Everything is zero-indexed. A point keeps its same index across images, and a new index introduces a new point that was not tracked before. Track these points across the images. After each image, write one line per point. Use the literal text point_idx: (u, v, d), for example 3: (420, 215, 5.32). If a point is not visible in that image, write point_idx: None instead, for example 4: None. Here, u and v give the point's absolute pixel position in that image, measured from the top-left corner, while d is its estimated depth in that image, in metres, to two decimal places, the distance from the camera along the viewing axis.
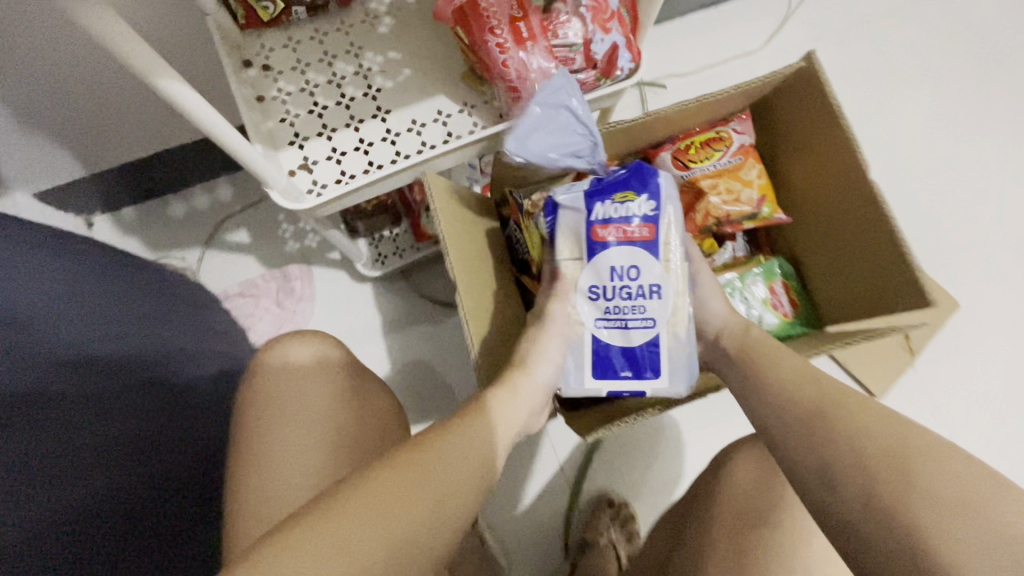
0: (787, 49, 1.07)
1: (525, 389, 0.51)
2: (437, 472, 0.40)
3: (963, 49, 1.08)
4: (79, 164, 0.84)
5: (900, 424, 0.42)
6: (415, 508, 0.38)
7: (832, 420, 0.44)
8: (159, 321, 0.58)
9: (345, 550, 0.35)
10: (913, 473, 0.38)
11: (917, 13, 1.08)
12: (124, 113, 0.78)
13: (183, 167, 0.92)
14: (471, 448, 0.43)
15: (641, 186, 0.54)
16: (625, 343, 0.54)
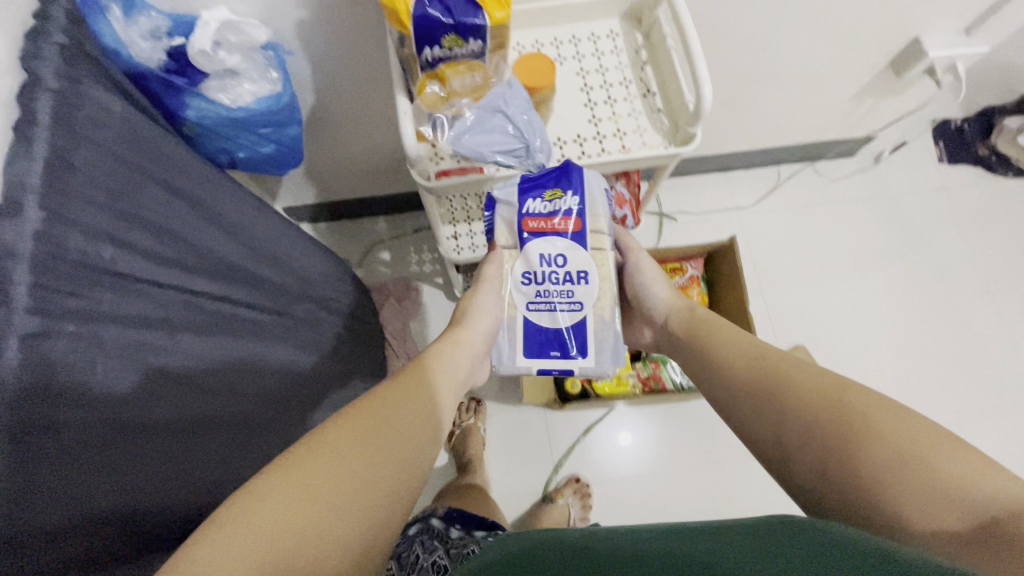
0: (767, 211, 1.56)
1: (463, 342, 0.77)
2: (340, 465, 0.53)
3: (890, 234, 1.55)
4: (311, 197, 1.38)
5: (820, 392, 0.61)
6: (316, 495, 0.50)
7: (779, 404, 0.63)
8: (229, 272, 0.78)
9: (279, 523, 0.46)
10: (842, 443, 0.55)
11: (862, 206, 1.57)
12: (352, 182, 1.32)
13: (364, 209, 1.47)
14: (417, 396, 0.66)
15: (567, 186, 0.77)
16: (554, 322, 0.77)
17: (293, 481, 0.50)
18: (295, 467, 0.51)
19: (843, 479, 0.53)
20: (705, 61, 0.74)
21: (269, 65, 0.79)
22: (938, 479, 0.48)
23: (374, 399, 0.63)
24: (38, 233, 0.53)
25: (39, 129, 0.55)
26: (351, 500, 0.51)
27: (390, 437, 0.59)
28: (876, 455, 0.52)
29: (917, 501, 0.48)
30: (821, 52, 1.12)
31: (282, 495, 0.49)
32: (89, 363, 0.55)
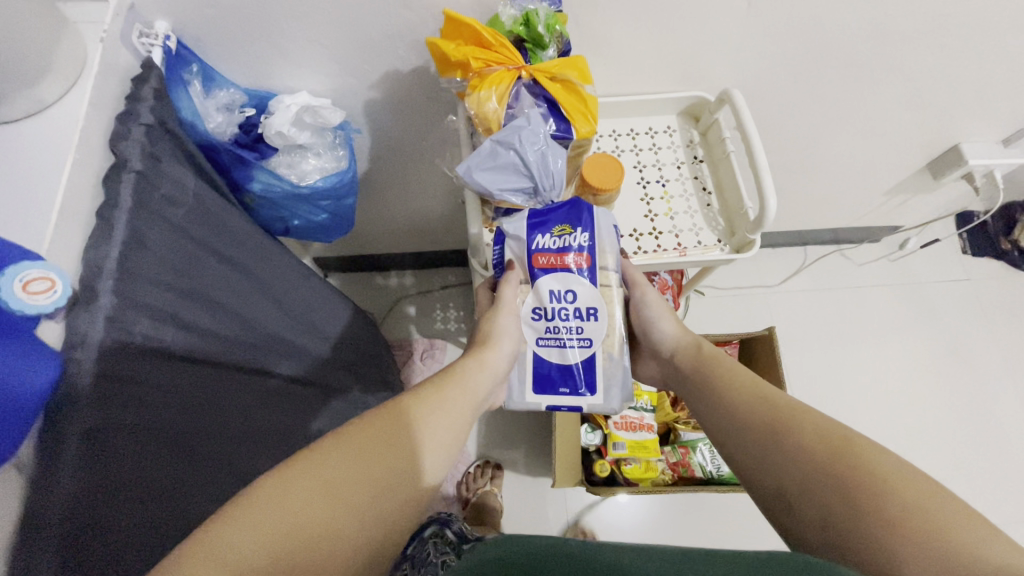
0: (793, 291, 1.54)
1: (488, 363, 0.63)
2: (340, 470, 0.45)
3: (920, 325, 1.52)
4: (340, 248, 1.35)
5: (824, 438, 0.49)
6: (308, 510, 0.41)
7: (780, 445, 0.51)
8: (245, 274, 0.73)
9: (262, 540, 0.39)
10: (848, 494, 0.45)
11: (888, 293, 1.54)
12: (384, 239, 1.29)
13: (389, 263, 1.42)
14: (434, 415, 0.54)
15: (577, 220, 0.68)
16: (562, 360, 0.67)
17: (271, 515, 0.40)
18: (278, 494, 0.42)
19: (844, 539, 0.44)
20: (769, 172, 0.75)
21: (337, 143, 0.79)
22: (953, 555, 0.39)
23: (390, 414, 0.52)
24: (109, 316, 0.52)
25: (119, 212, 0.55)
26: (334, 548, 0.41)
27: (392, 468, 0.47)
28: (882, 519, 0.42)
29: (921, 572, 0.39)
30: (863, 150, 1.12)
31: (254, 530, 0.39)
32: (120, 410, 0.52)
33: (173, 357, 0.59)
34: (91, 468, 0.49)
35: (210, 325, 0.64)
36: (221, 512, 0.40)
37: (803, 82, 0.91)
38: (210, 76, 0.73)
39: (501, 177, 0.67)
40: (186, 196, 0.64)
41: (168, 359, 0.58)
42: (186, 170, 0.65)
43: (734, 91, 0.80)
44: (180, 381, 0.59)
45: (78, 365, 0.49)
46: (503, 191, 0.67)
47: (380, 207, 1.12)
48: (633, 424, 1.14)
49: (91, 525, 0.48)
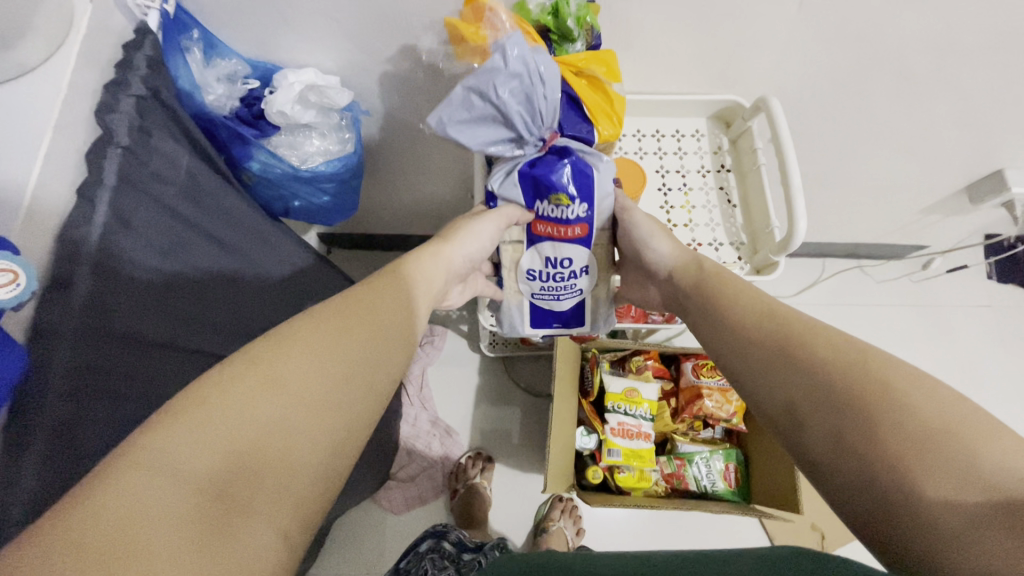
0: (807, 305, 1.48)
1: (443, 256, 0.61)
2: (306, 369, 0.39)
3: (935, 348, 1.46)
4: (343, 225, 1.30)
5: (839, 354, 0.44)
6: (264, 410, 0.36)
7: (790, 363, 0.46)
8: (232, 212, 0.67)
9: (210, 449, 0.33)
10: (859, 412, 0.40)
11: (905, 313, 1.49)
12: (388, 220, 1.24)
13: (393, 244, 1.38)
14: (393, 309, 0.48)
15: (576, 191, 0.63)
16: (557, 307, 0.74)
17: (211, 421, 0.34)
18: (230, 396, 0.35)
19: (855, 458, 0.39)
20: (802, 191, 0.70)
21: (345, 126, 0.75)
22: (964, 465, 0.34)
23: (338, 310, 0.45)
24: (86, 304, 0.50)
25: (102, 189, 0.53)
26: (295, 451, 0.36)
27: (364, 361, 0.43)
28: (899, 434, 0.37)
29: (937, 481, 0.35)
30: (900, 168, 1.06)
31: (195, 436, 0.33)
32: (79, 363, 0.49)
33: (146, 303, 0.55)
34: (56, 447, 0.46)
35: (188, 256, 0.60)
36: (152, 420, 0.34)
37: (846, 93, 0.84)
38: (212, 43, 0.68)
39: (479, 130, 0.60)
40: (165, 110, 0.60)
41: (142, 306, 0.55)
42: (181, 146, 0.61)
43: (771, 98, 0.74)
44: (149, 311, 0.55)
45: (44, 349, 0.47)
46: (483, 147, 0.61)
47: (387, 188, 1.08)
48: (631, 432, 1.11)
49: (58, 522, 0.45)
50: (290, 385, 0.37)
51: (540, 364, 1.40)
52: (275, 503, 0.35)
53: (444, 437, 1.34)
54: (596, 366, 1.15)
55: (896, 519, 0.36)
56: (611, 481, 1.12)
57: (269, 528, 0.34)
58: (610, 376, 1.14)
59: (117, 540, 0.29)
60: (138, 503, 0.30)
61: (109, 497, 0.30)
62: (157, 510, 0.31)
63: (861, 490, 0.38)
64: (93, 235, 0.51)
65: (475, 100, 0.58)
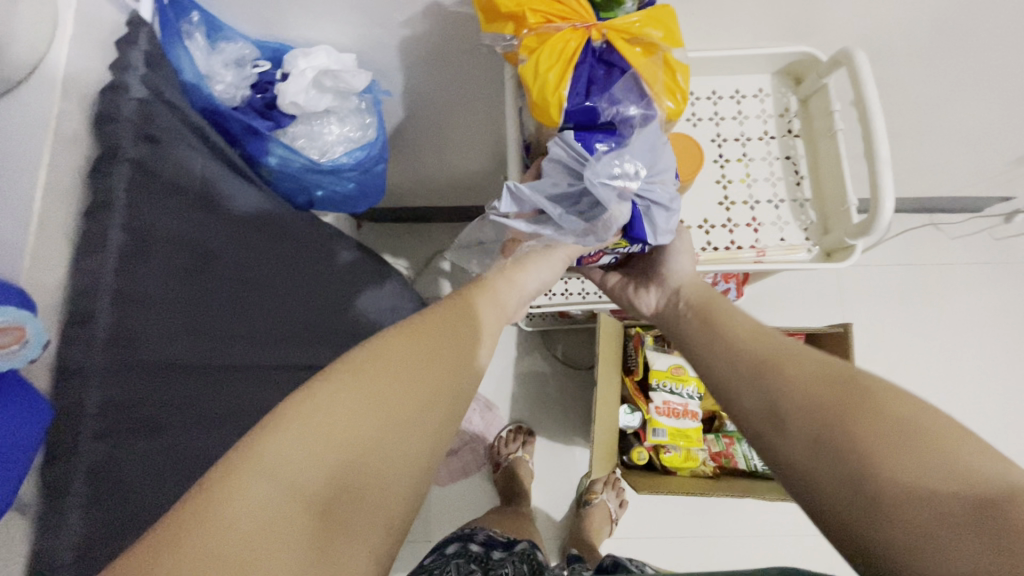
0: (869, 266, 1.36)
1: (517, 283, 0.57)
2: (401, 385, 0.38)
3: (1014, 307, 1.33)
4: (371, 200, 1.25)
5: (829, 369, 0.43)
6: (365, 425, 0.35)
7: (780, 372, 0.46)
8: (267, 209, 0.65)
9: (315, 463, 0.33)
10: (844, 418, 0.38)
11: (980, 272, 1.35)
12: (416, 194, 1.19)
13: (422, 216, 1.33)
14: (470, 326, 0.46)
15: (630, 241, 0.60)
16: None
17: (317, 431, 0.34)
18: (330, 409, 0.35)
19: (833, 457, 0.37)
20: (889, 164, 0.60)
21: (364, 110, 0.69)
22: (942, 468, 0.33)
23: (432, 320, 0.44)
24: (111, 338, 0.47)
25: (115, 210, 0.49)
26: (388, 472, 0.35)
27: (443, 376, 0.41)
28: (879, 434, 0.36)
29: (915, 482, 0.33)
30: (998, 116, 0.92)
31: (303, 448, 0.33)
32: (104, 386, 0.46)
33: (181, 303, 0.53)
34: (103, 485, 0.45)
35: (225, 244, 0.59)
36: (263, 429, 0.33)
37: (946, 35, 0.71)
38: (214, 25, 0.61)
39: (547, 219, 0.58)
40: (174, 109, 0.55)
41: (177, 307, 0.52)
42: (195, 151, 0.57)
43: (855, 50, 0.63)
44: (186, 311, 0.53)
45: (74, 391, 0.45)
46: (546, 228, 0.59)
47: (413, 162, 1.01)
48: (677, 411, 1.07)
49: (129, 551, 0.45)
50: (386, 402, 0.37)
51: (579, 335, 1.36)
52: (369, 522, 0.34)
53: (484, 411, 1.33)
54: (640, 344, 1.09)
55: (867, 516, 0.34)
56: (655, 461, 1.09)
57: (370, 554, 0.33)
58: (654, 353, 1.09)
59: (240, 556, 0.29)
60: (255, 513, 0.30)
61: (219, 516, 0.30)
62: (268, 526, 0.30)
63: (835, 497, 0.36)
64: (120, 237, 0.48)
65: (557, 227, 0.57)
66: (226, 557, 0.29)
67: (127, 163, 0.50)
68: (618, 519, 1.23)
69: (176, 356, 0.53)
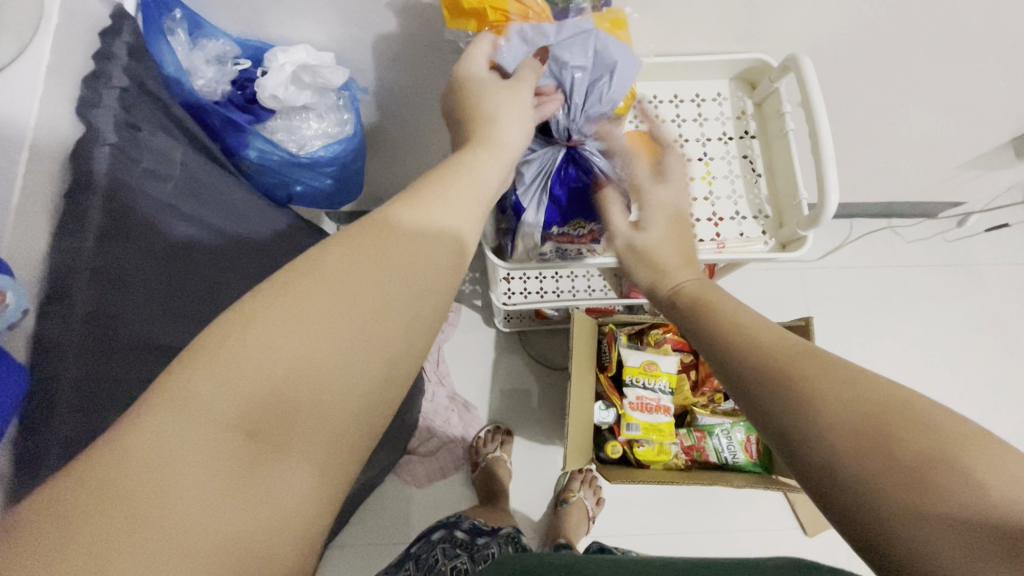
0: (832, 269, 1.42)
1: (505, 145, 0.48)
2: (342, 297, 0.31)
3: (969, 306, 1.41)
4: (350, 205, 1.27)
5: (843, 367, 0.38)
6: (289, 343, 0.28)
7: (788, 370, 0.40)
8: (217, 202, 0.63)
9: (231, 397, 0.27)
10: (878, 428, 0.34)
11: (937, 274, 1.42)
12: (396, 198, 1.22)
13: None
14: (449, 225, 0.38)
15: (591, 215, 0.67)
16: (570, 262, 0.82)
17: (240, 353, 0.28)
18: (257, 329, 0.29)
19: (857, 469, 0.33)
20: (834, 161, 0.65)
21: (342, 106, 0.71)
22: (970, 486, 0.30)
23: (392, 217, 0.36)
24: (88, 314, 0.48)
25: (94, 193, 0.50)
26: (328, 408, 0.29)
27: (400, 283, 0.33)
28: (917, 447, 0.32)
29: (955, 505, 0.30)
30: (942, 124, 0.99)
31: (225, 370, 0.28)
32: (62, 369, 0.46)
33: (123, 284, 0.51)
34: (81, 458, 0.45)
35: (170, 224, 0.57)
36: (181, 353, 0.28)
37: (887, 44, 0.77)
38: (196, 23, 0.64)
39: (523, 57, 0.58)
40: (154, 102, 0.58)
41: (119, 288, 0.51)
42: (173, 139, 0.59)
43: (801, 57, 0.68)
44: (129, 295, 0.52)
45: (49, 367, 0.46)
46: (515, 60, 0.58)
47: (391, 164, 1.03)
48: (650, 406, 1.10)
49: None
50: (325, 312, 0.30)
51: (556, 336, 1.38)
52: (305, 456, 0.28)
53: (462, 412, 1.35)
54: (613, 341, 1.12)
55: (897, 525, 0.31)
56: (630, 455, 1.11)
57: (302, 496, 0.28)
58: (628, 350, 1.12)
59: (137, 501, 0.24)
60: (169, 442, 0.26)
61: (116, 458, 0.25)
62: (182, 456, 0.26)
63: (864, 508, 0.33)
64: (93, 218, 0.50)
65: (563, 116, 0.63)
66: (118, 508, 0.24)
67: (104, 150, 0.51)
68: (595, 517, 1.26)
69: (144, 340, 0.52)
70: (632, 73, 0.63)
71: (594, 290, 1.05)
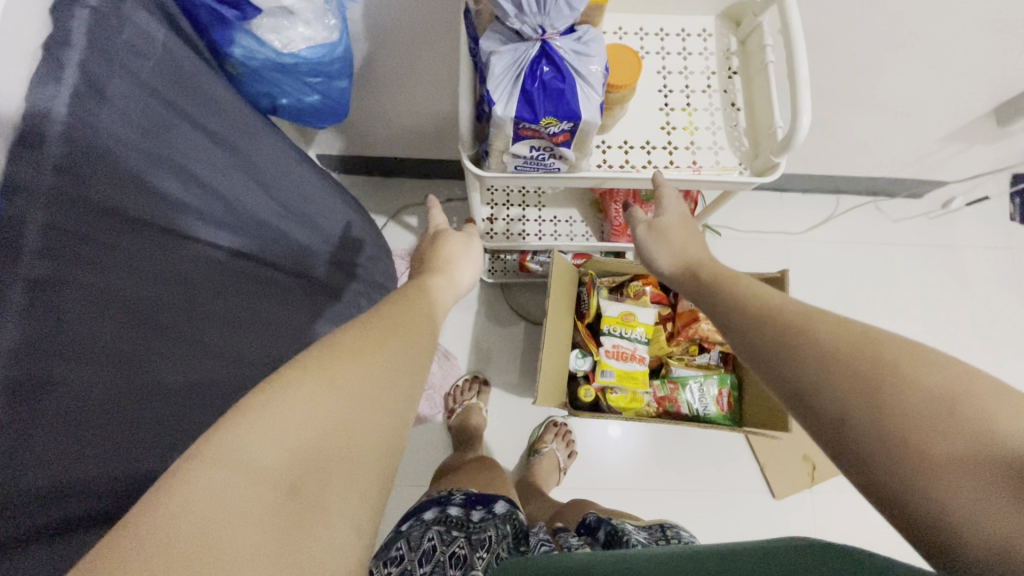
0: (816, 243, 1.44)
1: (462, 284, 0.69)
2: (349, 376, 0.40)
3: (947, 285, 1.43)
4: (341, 147, 1.28)
5: (850, 334, 0.41)
6: (322, 408, 0.37)
7: (795, 346, 0.43)
8: (224, 163, 0.68)
9: (275, 448, 0.35)
10: (891, 396, 0.36)
11: (918, 254, 1.44)
12: (388, 140, 1.23)
13: (393, 168, 1.36)
14: (418, 324, 0.50)
15: (565, 110, 0.58)
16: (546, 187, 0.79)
17: (279, 412, 0.36)
18: (285, 393, 0.37)
19: (869, 438, 0.36)
20: (808, 85, 0.66)
21: (327, 10, 0.73)
22: (974, 436, 0.33)
23: (372, 320, 0.47)
24: (59, 164, 0.48)
25: (71, 52, 0.50)
26: (356, 457, 0.38)
27: (399, 366, 0.44)
28: (926, 406, 0.35)
29: (962, 464, 0.33)
30: (927, 85, 1.00)
31: (261, 435, 0.35)
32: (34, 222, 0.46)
33: (134, 212, 0.55)
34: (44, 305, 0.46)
35: (180, 173, 0.61)
36: (220, 420, 0.35)
37: None
38: None
39: None
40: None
41: (130, 213, 0.55)
42: (155, 19, 0.59)
43: None
44: (137, 224, 0.56)
45: (19, 204, 0.45)
46: None
47: (382, 98, 1.04)
48: (625, 354, 1.11)
49: (38, 420, 0.45)
50: (343, 383, 0.39)
51: (539, 293, 1.39)
52: (342, 494, 0.37)
53: (442, 361, 1.36)
54: (592, 288, 1.14)
55: (908, 485, 0.34)
56: (602, 403, 1.12)
57: (344, 523, 0.36)
58: (606, 301, 1.13)
59: (204, 538, 0.31)
60: (224, 496, 0.32)
61: (184, 507, 0.31)
62: (240, 514, 0.32)
63: (886, 467, 0.35)
64: (93, 107, 0.52)
65: (514, 14, 0.55)
66: (193, 549, 0.30)
67: (123, 65, 0.55)
68: (567, 468, 1.27)
69: (129, 248, 0.54)
70: None
71: (575, 235, 1.06)
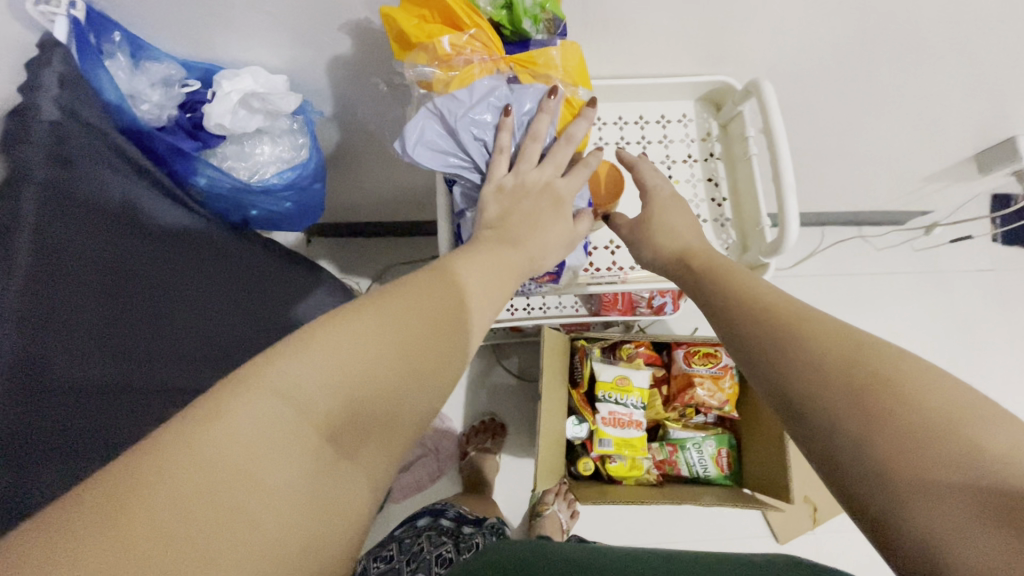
0: (804, 276, 1.44)
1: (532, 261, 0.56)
2: (349, 358, 0.36)
3: (934, 312, 1.44)
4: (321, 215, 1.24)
5: (842, 341, 0.41)
6: (319, 390, 0.34)
7: (783, 344, 0.44)
8: (207, 285, 0.66)
9: (271, 429, 0.32)
10: (868, 397, 0.37)
11: (904, 282, 1.45)
12: (367, 208, 1.20)
13: (376, 230, 1.33)
14: (442, 300, 0.44)
15: None
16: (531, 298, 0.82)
17: (279, 385, 0.34)
18: (289, 369, 0.35)
19: (844, 438, 0.37)
20: (793, 190, 0.65)
21: (297, 130, 0.71)
22: (953, 447, 0.33)
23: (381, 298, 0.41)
24: (13, 362, 0.46)
25: (20, 236, 0.47)
26: (375, 434, 0.37)
27: (421, 345, 0.40)
28: (900, 420, 0.35)
29: (923, 464, 0.33)
30: (905, 139, 0.99)
31: (259, 409, 0.33)
32: None
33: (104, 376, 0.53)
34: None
35: (158, 320, 0.59)
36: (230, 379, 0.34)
37: (849, 66, 0.77)
38: (139, 45, 0.61)
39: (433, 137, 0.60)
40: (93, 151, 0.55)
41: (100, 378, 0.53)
42: (118, 175, 0.57)
43: (762, 82, 0.67)
44: (107, 391, 0.54)
45: None
46: (427, 145, 0.60)
47: (359, 176, 1.01)
48: (622, 421, 1.09)
49: None
50: (345, 361, 0.36)
51: (530, 348, 1.37)
52: (352, 472, 0.35)
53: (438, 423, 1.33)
54: (584, 357, 1.11)
55: (876, 486, 0.35)
56: (602, 471, 1.11)
57: (356, 492, 0.35)
58: (600, 365, 1.11)
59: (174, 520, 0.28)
60: (206, 463, 0.30)
61: (155, 487, 0.29)
62: (200, 489, 0.29)
63: (855, 461, 0.36)
64: (49, 289, 0.49)
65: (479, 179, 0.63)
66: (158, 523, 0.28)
67: (82, 230, 0.52)
68: (570, 529, 1.26)
69: (98, 418, 0.53)
70: (524, 91, 0.61)
71: (565, 306, 1.04)
